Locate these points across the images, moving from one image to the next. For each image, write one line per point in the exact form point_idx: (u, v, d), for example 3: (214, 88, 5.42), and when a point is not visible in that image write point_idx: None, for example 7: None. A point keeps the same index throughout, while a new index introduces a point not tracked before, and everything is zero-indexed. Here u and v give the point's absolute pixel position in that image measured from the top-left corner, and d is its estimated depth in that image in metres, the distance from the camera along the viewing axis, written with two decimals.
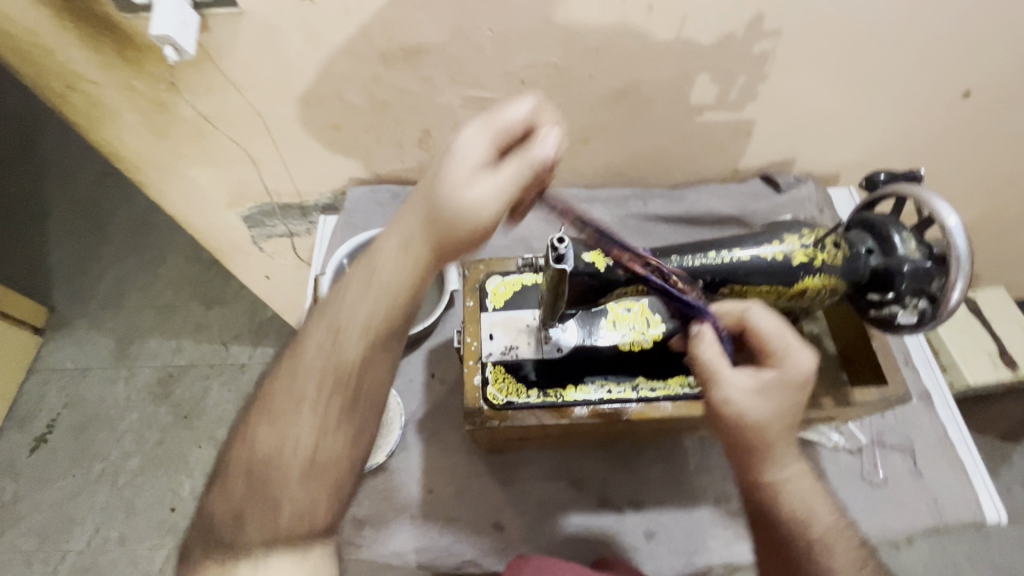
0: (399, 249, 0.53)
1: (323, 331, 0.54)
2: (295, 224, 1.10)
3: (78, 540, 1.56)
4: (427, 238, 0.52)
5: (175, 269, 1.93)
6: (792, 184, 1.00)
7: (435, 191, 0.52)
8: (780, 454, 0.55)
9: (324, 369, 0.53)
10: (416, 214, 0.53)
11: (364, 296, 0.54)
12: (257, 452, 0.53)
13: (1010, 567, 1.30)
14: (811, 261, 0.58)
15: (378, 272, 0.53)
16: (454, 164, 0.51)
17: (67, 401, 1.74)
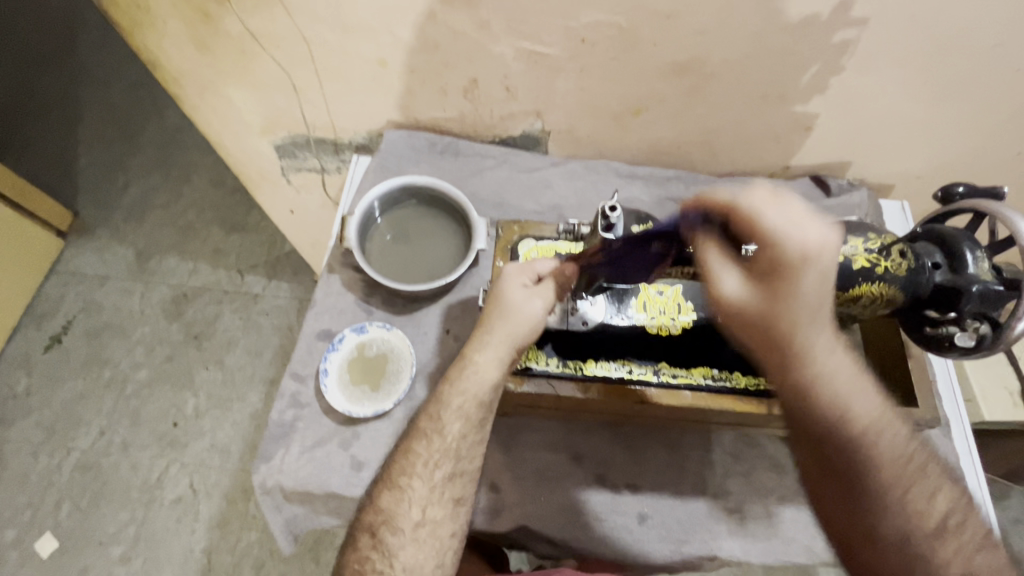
0: (493, 349, 0.65)
1: (474, 356, 0.65)
2: (326, 160, 1.09)
3: (83, 440, 1.61)
4: (506, 337, 0.65)
5: (200, 191, 1.93)
6: (844, 189, 0.95)
7: (509, 316, 0.65)
8: (815, 352, 0.53)
9: (459, 385, 0.66)
10: (492, 322, 0.65)
11: (499, 339, 0.65)
12: (427, 443, 0.66)
13: None
14: (875, 267, 0.53)
15: (487, 351, 0.65)
16: (503, 289, 0.66)
17: (84, 306, 1.77)
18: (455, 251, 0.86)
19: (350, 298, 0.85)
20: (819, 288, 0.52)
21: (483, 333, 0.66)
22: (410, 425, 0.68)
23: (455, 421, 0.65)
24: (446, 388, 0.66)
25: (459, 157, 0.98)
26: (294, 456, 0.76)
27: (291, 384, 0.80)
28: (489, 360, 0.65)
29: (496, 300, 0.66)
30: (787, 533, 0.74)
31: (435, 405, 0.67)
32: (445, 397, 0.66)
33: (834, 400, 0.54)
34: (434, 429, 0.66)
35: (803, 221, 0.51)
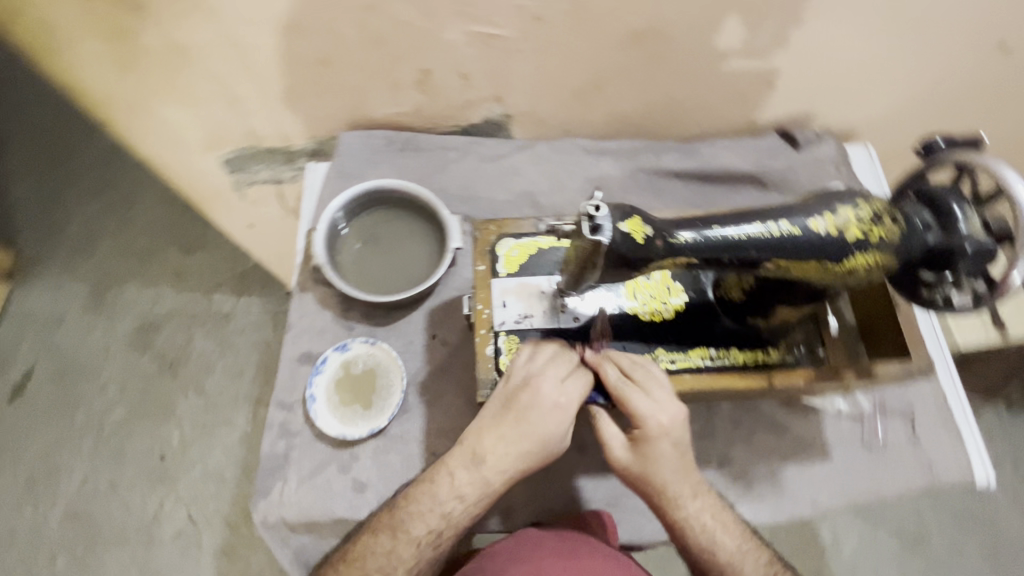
0: (529, 440, 0.56)
1: (516, 438, 0.57)
2: (279, 170, 1.03)
3: (67, 488, 1.55)
4: (532, 447, 0.56)
5: (149, 212, 1.83)
6: (811, 141, 0.94)
7: (536, 431, 0.56)
8: (681, 497, 0.59)
9: (467, 505, 0.59)
10: (526, 419, 0.56)
11: (534, 435, 0.56)
12: (443, 491, 0.60)
13: (969, 511, 1.37)
14: (868, 238, 0.49)
15: (529, 442, 0.56)
16: (531, 400, 0.56)
17: (44, 349, 1.68)
18: (429, 254, 0.82)
19: (327, 317, 0.81)
20: (677, 448, 0.57)
21: (506, 428, 0.57)
22: (389, 522, 0.62)
23: (449, 535, 0.61)
24: (451, 500, 0.59)
25: (420, 152, 0.93)
26: (293, 487, 0.73)
27: (279, 414, 0.76)
28: (529, 448, 0.56)
29: (525, 400, 0.56)
30: (792, 490, 0.75)
31: (432, 509, 0.60)
32: (448, 512, 0.60)
33: (703, 535, 0.60)
34: (429, 540, 0.60)
35: (662, 394, 0.56)
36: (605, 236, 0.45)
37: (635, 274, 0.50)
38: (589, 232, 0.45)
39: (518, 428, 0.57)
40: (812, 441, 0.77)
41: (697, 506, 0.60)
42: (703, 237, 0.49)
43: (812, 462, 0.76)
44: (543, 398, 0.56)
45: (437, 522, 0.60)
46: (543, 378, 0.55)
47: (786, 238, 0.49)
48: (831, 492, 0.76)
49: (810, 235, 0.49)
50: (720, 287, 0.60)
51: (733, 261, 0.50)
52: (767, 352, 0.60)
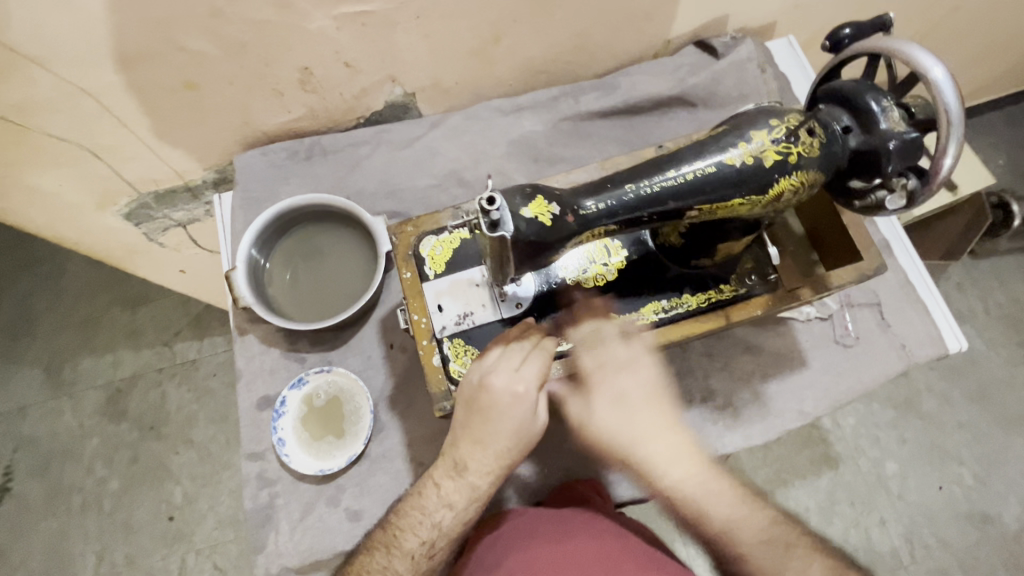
0: (501, 436, 0.53)
1: (486, 440, 0.53)
2: (189, 209, 0.95)
3: (84, 571, 1.52)
4: (507, 443, 0.53)
5: (82, 278, 1.72)
6: (729, 46, 0.89)
7: (510, 425, 0.52)
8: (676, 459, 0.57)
9: (462, 513, 0.57)
10: (494, 419, 0.52)
11: (506, 430, 0.52)
12: (428, 495, 0.57)
13: (954, 365, 1.43)
14: (788, 159, 0.46)
15: (499, 438, 0.53)
16: (496, 398, 0.51)
17: (17, 444, 1.61)
18: (363, 264, 0.77)
19: (275, 354, 0.76)
20: (633, 404, 0.56)
21: (476, 430, 0.53)
22: (383, 540, 0.58)
23: (444, 544, 0.58)
24: (444, 511, 0.57)
25: (329, 156, 0.86)
26: (287, 534, 0.71)
27: (252, 465, 0.73)
28: (502, 442, 0.53)
29: (485, 399, 0.52)
30: (778, 406, 0.75)
31: (425, 519, 0.57)
32: (441, 521, 0.57)
33: (712, 508, 0.56)
34: (424, 552, 0.57)
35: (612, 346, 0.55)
36: (507, 228, 0.41)
37: (551, 259, 0.47)
38: (489, 229, 0.41)
39: (488, 427, 0.52)
40: (789, 352, 0.77)
41: (682, 472, 0.56)
42: (614, 200, 0.45)
43: (791, 372, 0.76)
44: (501, 393, 0.51)
45: (430, 533, 0.57)
46: (498, 372, 0.51)
47: (702, 180, 0.46)
48: (815, 397, 0.76)
49: (728, 171, 0.46)
50: (659, 235, 0.57)
51: (653, 217, 0.47)
52: (720, 290, 0.57)
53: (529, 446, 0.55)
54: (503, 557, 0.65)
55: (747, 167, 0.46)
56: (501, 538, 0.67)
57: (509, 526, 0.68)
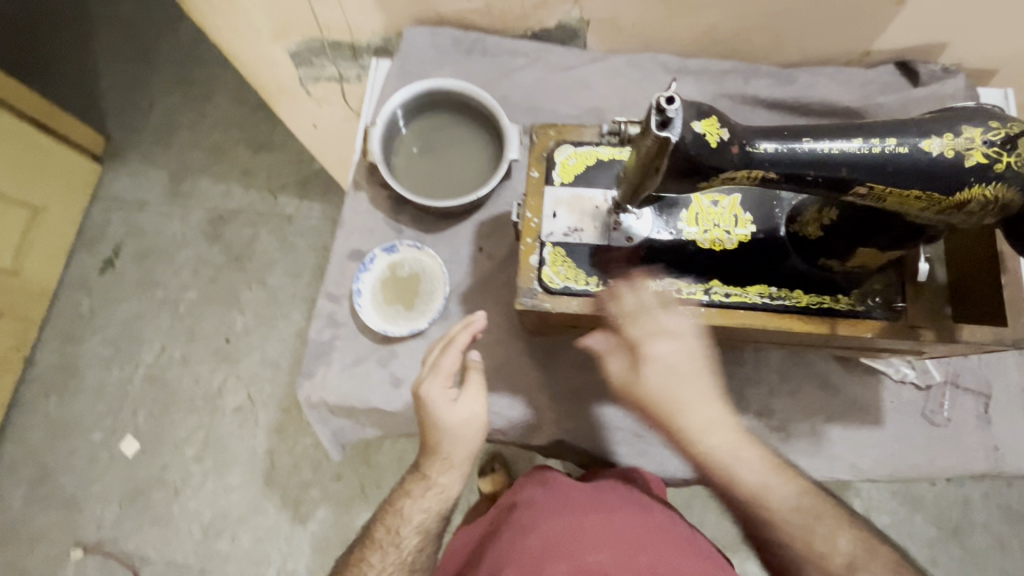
0: (447, 439, 0.66)
1: (434, 444, 0.66)
2: (345, 67, 1.01)
3: (146, 355, 1.71)
4: (446, 441, 0.66)
5: (223, 110, 1.88)
6: (934, 77, 0.81)
7: (446, 427, 0.65)
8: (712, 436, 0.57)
9: (420, 502, 0.69)
10: (435, 423, 0.65)
11: (445, 429, 0.65)
12: (400, 497, 0.69)
13: (1020, 510, 1.31)
14: (993, 165, 0.40)
15: (450, 437, 0.66)
16: (432, 405, 0.64)
17: (129, 229, 1.81)
18: (485, 164, 0.80)
19: (379, 217, 0.81)
20: (681, 373, 0.54)
21: (429, 435, 0.66)
22: (365, 537, 0.71)
23: (412, 533, 0.69)
24: (403, 499, 0.69)
25: (487, 56, 0.87)
26: (335, 373, 0.77)
27: (327, 305, 0.79)
28: (448, 439, 0.66)
29: (423, 408, 0.65)
30: (833, 451, 0.72)
31: (394, 517, 0.70)
32: (405, 512, 0.69)
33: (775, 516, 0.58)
34: (392, 541, 0.69)
35: (659, 319, 0.53)
36: (675, 132, 0.38)
37: (700, 188, 0.43)
38: (656, 126, 0.38)
39: (434, 432, 0.65)
40: (868, 405, 0.72)
41: (717, 439, 0.57)
42: (790, 147, 0.42)
43: (862, 426, 0.72)
44: (432, 401, 0.64)
45: (398, 525, 0.69)
46: (427, 380, 0.65)
47: (890, 158, 0.41)
48: (876, 459, 0.71)
49: (921, 157, 0.41)
50: (797, 222, 0.53)
51: (818, 179, 0.42)
52: (836, 299, 0.52)
53: (464, 427, 0.66)
54: (536, 522, 0.70)
55: (948, 160, 0.40)
56: (533, 506, 0.73)
57: (536, 502, 0.73)
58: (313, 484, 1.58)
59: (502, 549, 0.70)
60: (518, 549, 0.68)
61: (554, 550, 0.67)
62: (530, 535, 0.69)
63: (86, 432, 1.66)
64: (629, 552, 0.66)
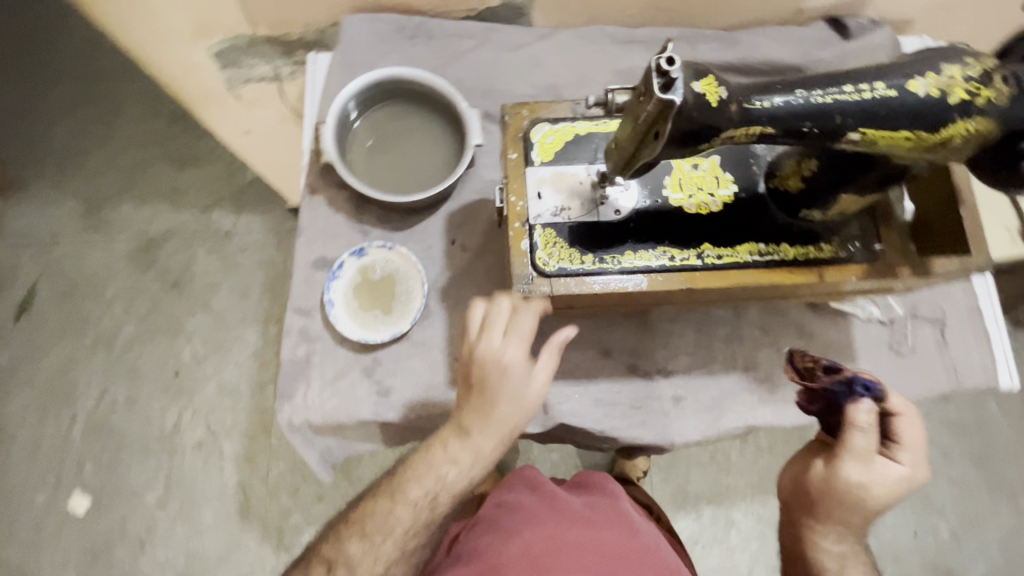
0: (507, 404, 0.57)
1: (491, 407, 0.57)
2: (277, 64, 0.93)
3: (85, 401, 1.56)
4: (506, 407, 0.56)
5: (136, 125, 1.72)
6: (865, 29, 0.86)
7: (510, 389, 0.56)
8: (834, 534, 0.60)
9: (451, 467, 0.60)
10: (500, 384, 0.55)
11: (510, 395, 0.56)
12: (422, 461, 0.61)
13: (965, 423, 1.44)
14: (974, 100, 0.41)
15: (511, 404, 0.57)
16: (502, 362, 0.55)
17: (44, 267, 1.63)
18: (448, 153, 0.77)
19: (341, 220, 0.77)
20: (882, 476, 0.57)
21: (482, 396, 0.56)
22: (390, 487, 0.63)
23: (449, 501, 0.61)
24: (432, 459, 0.60)
25: (433, 40, 0.83)
26: (317, 390, 0.72)
27: (297, 319, 0.74)
28: (510, 403, 0.57)
29: (487, 362, 0.55)
30: None
31: (415, 477, 0.61)
32: (432, 476, 0.60)
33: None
34: (426, 503, 0.61)
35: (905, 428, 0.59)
36: (675, 96, 0.37)
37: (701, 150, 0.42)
38: (657, 90, 0.37)
39: (490, 394, 0.56)
40: (841, 345, 0.76)
41: (839, 551, 0.60)
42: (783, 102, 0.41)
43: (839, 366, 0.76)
44: (503, 358, 0.55)
45: (435, 488, 0.61)
46: (499, 334, 0.55)
47: (882, 102, 0.41)
48: None
49: (909, 99, 0.41)
50: (776, 178, 0.54)
51: (814, 129, 0.42)
52: (819, 248, 0.54)
53: (528, 396, 0.57)
54: (521, 528, 0.71)
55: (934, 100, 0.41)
56: (519, 511, 0.74)
57: (524, 508, 0.74)
58: (294, 510, 1.50)
59: (488, 550, 0.70)
60: (504, 551, 0.68)
61: (535, 561, 0.67)
62: (513, 542, 0.69)
63: (27, 496, 1.50)
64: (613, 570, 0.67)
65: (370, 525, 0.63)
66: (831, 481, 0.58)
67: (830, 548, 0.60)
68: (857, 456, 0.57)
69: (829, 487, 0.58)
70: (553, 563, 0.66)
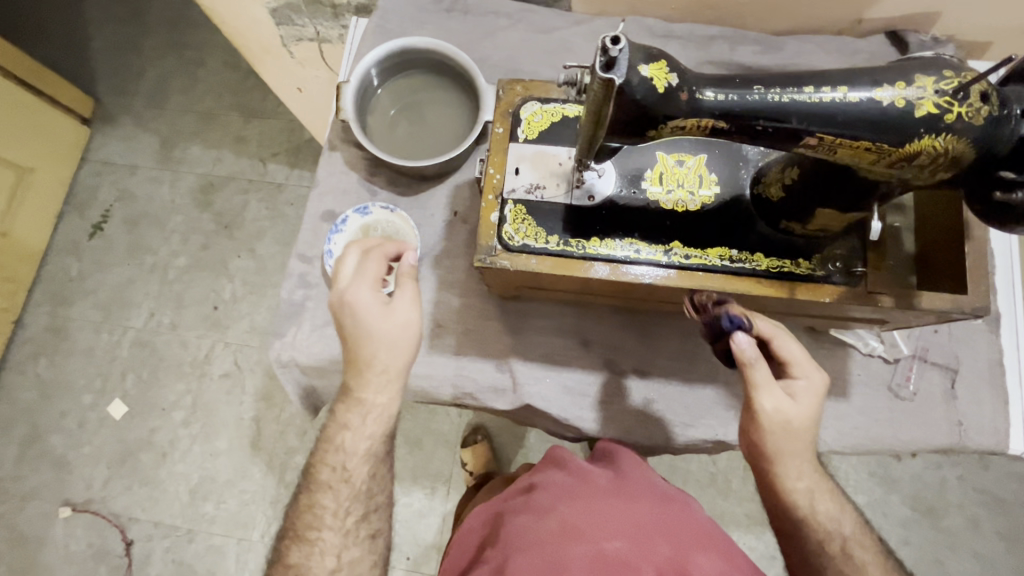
0: (382, 351, 0.62)
1: (367, 360, 0.63)
2: (326, 26, 0.98)
3: (136, 319, 1.72)
4: (381, 356, 0.63)
5: (215, 75, 1.85)
6: (927, 47, 0.79)
7: (381, 335, 0.62)
8: (792, 471, 0.60)
9: (359, 430, 0.66)
10: (371, 337, 0.62)
11: (381, 340, 0.62)
12: (330, 446, 0.68)
13: (1001, 495, 1.31)
14: (943, 115, 0.42)
15: (389, 351, 0.63)
16: (369, 313, 0.61)
17: (119, 194, 1.80)
18: (462, 127, 0.79)
19: (353, 178, 0.81)
20: (801, 401, 0.57)
21: (358, 350, 0.63)
22: (308, 483, 0.69)
23: (360, 465, 0.68)
24: (341, 433, 0.67)
25: (469, 16, 0.85)
26: (306, 333, 0.77)
27: (299, 266, 0.79)
28: (385, 348, 0.62)
29: (354, 322, 0.62)
30: None
31: (333, 456, 0.68)
32: (344, 448, 0.67)
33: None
34: (338, 479, 0.68)
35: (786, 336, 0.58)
36: (617, 75, 0.41)
37: (651, 135, 0.46)
38: (601, 70, 0.41)
39: (364, 346, 0.62)
40: (835, 378, 0.72)
41: (801, 484, 0.61)
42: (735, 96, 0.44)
43: (829, 399, 0.72)
44: (362, 307, 0.61)
45: (340, 462, 0.67)
46: (354, 287, 0.62)
47: (840, 106, 0.42)
48: (841, 433, 0.71)
49: (873, 108, 0.42)
50: (760, 185, 0.55)
51: (768, 127, 0.44)
52: (795, 263, 0.55)
53: (397, 338, 0.62)
54: (556, 504, 0.64)
55: (898, 110, 0.42)
56: (551, 488, 0.67)
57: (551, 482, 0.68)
58: (299, 451, 1.59)
59: (515, 529, 0.63)
60: (536, 528, 0.62)
61: (571, 533, 0.60)
62: (546, 518, 0.62)
63: (77, 394, 1.67)
64: (650, 540, 0.60)
65: (305, 527, 0.68)
66: (754, 424, 0.57)
67: (796, 487, 0.60)
68: (765, 391, 0.55)
69: (758, 428, 0.57)
70: (591, 534, 0.60)
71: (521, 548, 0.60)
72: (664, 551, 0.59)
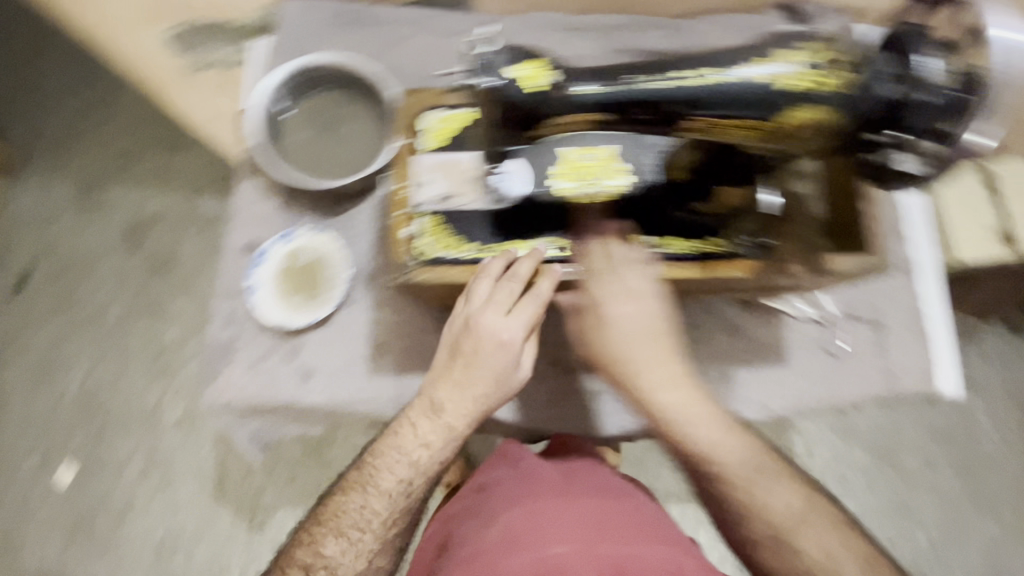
0: (486, 378, 0.57)
1: (466, 384, 0.58)
2: None
3: (74, 377, 1.61)
4: (482, 389, 0.57)
5: (128, 110, 1.76)
6: (819, 15, 0.82)
7: (490, 368, 0.57)
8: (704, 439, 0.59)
9: (433, 445, 0.60)
10: (478, 362, 0.57)
11: (489, 372, 0.57)
12: (393, 451, 0.61)
13: (950, 429, 1.38)
14: (800, 87, 0.48)
15: (487, 379, 0.57)
16: (488, 341, 0.56)
17: (39, 247, 1.69)
18: (375, 140, 0.76)
19: (271, 206, 0.78)
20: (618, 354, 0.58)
21: (461, 369, 0.58)
22: (358, 478, 0.62)
23: (420, 477, 0.61)
24: (408, 432, 0.61)
25: (372, 26, 0.83)
26: (241, 372, 0.73)
27: (226, 303, 0.76)
28: (490, 375, 0.57)
29: (469, 339, 0.57)
30: (744, 392, 0.73)
31: (390, 455, 0.61)
32: (405, 452, 0.61)
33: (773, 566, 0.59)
34: (400, 490, 0.61)
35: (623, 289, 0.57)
36: (489, 79, 0.51)
37: (542, 131, 0.55)
38: (477, 77, 0.52)
39: (468, 369, 0.57)
40: (771, 346, 0.74)
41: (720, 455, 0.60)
42: (606, 87, 0.52)
43: (769, 366, 0.74)
44: (485, 332, 0.56)
45: (407, 473, 0.61)
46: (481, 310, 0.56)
47: (703, 86, 0.51)
48: (783, 397, 0.73)
49: (738, 85, 0.50)
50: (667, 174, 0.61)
51: (644, 111, 0.53)
52: (710, 243, 0.59)
53: (508, 374, 0.58)
54: (501, 511, 0.64)
55: (756, 86, 0.49)
56: (502, 491, 0.67)
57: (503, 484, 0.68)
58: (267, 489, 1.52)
59: (465, 539, 0.64)
60: (481, 539, 0.62)
61: (514, 541, 0.60)
62: (492, 528, 0.63)
63: (19, 465, 1.57)
64: (595, 541, 0.59)
65: (344, 522, 0.61)
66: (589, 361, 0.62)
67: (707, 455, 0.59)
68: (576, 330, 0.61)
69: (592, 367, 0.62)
70: (533, 542, 0.59)
71: (466, 559, 0.60)
72: (607, 554, 0.58)
